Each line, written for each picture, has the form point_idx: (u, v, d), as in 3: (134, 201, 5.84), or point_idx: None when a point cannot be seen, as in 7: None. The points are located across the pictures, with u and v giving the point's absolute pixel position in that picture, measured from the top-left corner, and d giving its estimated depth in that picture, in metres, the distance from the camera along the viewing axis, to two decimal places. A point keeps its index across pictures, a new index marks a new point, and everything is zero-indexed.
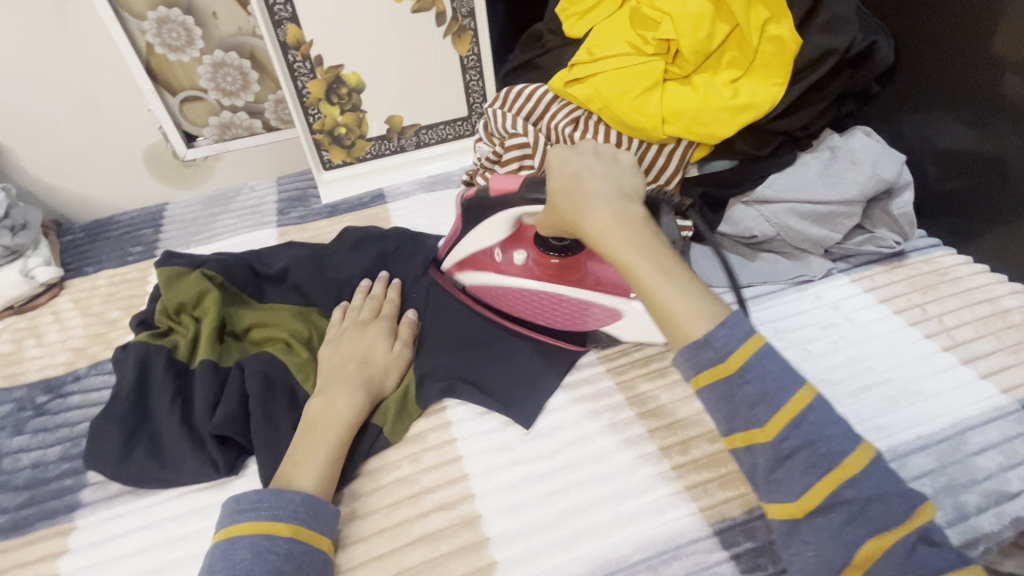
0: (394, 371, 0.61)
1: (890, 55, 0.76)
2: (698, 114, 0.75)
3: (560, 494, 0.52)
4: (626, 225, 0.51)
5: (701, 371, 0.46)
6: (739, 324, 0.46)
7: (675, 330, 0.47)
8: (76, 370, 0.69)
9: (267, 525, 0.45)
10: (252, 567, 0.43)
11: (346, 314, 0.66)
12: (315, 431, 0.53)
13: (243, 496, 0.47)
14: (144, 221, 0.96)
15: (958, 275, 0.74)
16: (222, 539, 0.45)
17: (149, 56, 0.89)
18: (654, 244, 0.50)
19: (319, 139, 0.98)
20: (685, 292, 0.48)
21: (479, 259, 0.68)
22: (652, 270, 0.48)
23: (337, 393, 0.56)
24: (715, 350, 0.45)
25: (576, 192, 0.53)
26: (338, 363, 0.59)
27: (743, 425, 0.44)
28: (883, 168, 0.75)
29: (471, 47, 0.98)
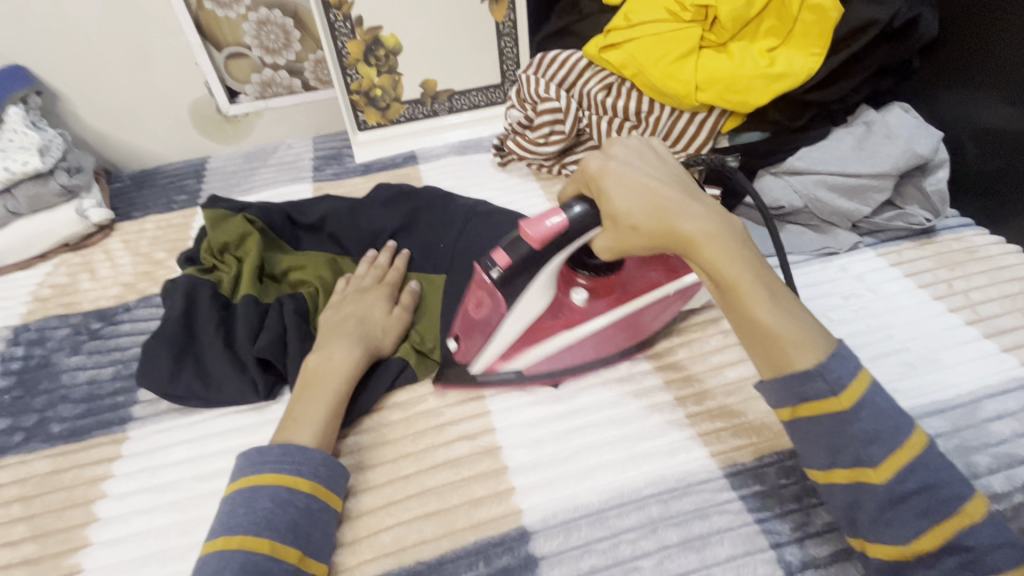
0: (393, 333, 0.61)
1: (934, 27, 0.75)
2: (732, 82, 0.75)
3: (577, 432, 0.54)
4: (723, 238, 0.46)
5: (807, 402, 0.43)
6: (849, 357, 0.43)
7: (789, 357, 0.44)
8: (127, 302, 0.73)
9: (289, 478, 0.47)
10: (273, 516, 0.45)
11: (349, 282, 0.66)
12: (312, 387, 0.54)
13: (266, 448, 0.48)
14: (188, 172, 1.00)
15: (989, 253, 0.73)
16: (244, 486, 0.47)
17: (198, 11, 0.92)
18: (754, 257, 0.46)
19: (355, 99, 1.01)
20: (793, 313, 0.45)
21: (540, 329, 0.55)
22: (763, 289, 0.45)
23: (335, 349, 0.56)
24: (827, 382, 0.42)
25: (660, 200, 0.47)
26: (337, 322, 0.60)
27: (851, 463, 0.42)
28: (918, 144, 0.74)
29: (507, 13, 0.99)
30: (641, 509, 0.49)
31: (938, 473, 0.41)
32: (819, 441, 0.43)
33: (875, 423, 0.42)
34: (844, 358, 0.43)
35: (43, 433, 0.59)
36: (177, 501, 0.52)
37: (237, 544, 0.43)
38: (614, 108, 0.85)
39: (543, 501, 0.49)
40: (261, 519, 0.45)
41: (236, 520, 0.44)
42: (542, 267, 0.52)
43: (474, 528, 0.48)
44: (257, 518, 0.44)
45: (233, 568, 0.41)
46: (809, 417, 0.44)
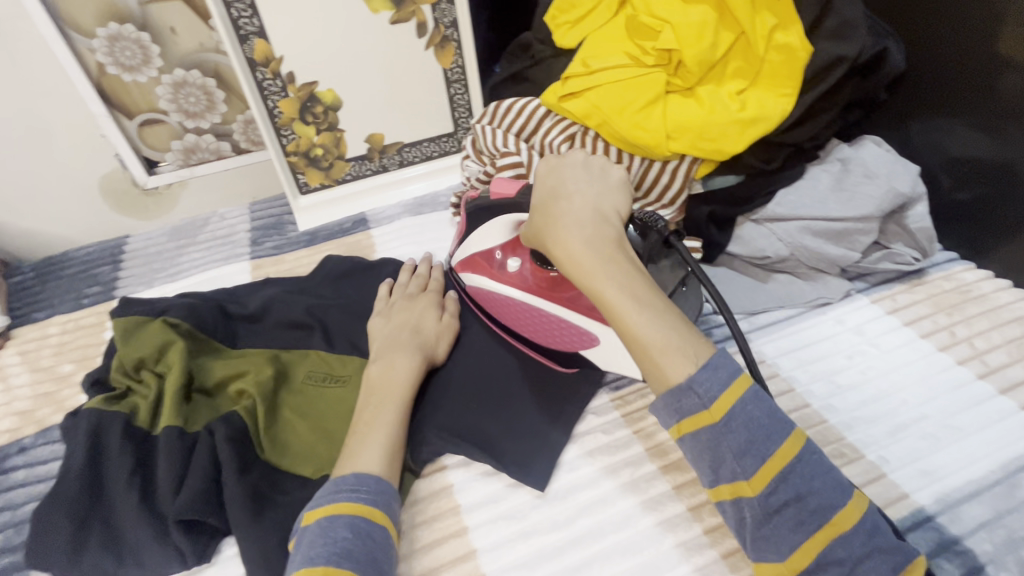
0: (445, 343, 0.60)
1: (902, 60, 0.71)
2: (705, 129, 0.69)
3: (582, 572, 0.46)
4: (597, 253, 0.49)
5: (685, 417, 0.44)
6: (722, 366, 0.45)
7: (655, 368, 0.46)
8: (21, 440, 0.60)
9: (367, 509, 0.44)
10: (353, 546, 0.42)
11: (393, 289, 0.65)
12: (376, 398, 0.53)
13: (342, 478, 0.46)
14: (103, 257, 0.87)
15: (982, 292, 0.70)
16: (322, 515, 0.44)
17: (101, 77, 0.80)
18: (623, 272, 0.49)
19: (293, 161, 0.91)
20: (659, 323, 0.47)
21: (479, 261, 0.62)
22: (623, 299, 0.47)
23: (396, 358, 0.55)
24: (698, 396, 0.44)
25: (554, 214, 0.53)
26: (391, 332, 0.59)
27: (730, 477, 0.43)
28: (898, 181, 0.71)
29: (455, 59, 0.92)
30: None
31: (811, 478, 0.42)
32: (702, 457, 0.44)
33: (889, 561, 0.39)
34: (714, 370, 0.44)
35: None
36: None
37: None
38: None
39: None
40: (341, 549, 0.42)
41: (318, 549, 0.41)
42: (503, 223, 0.58)
43: None
44: (339, 548, 0.41)
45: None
46: (690, 435, 0.44)
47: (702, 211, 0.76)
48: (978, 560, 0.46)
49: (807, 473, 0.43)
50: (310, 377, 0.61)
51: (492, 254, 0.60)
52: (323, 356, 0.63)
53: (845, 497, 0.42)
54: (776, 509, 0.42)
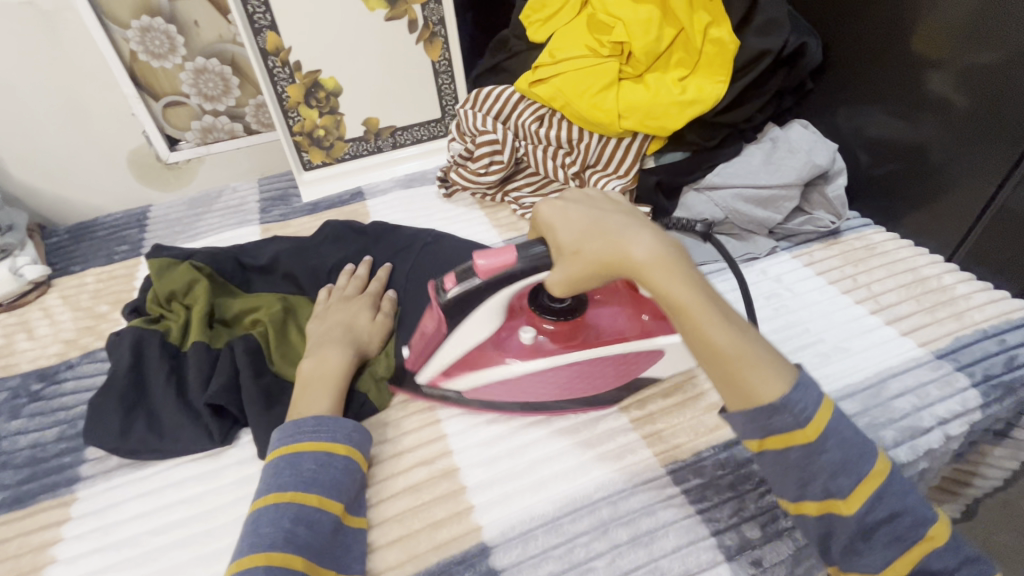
0: (377, 335, 0.67)
1: (819, 54, 0.84)
2: (650, 109, 0.82)
3: (530, 447, 0.57)
4: (670, 256, 0.47)
5: (771, 435, 0.45)
6: (809, 386, 0.45)
7: (748, 383, 0.44)
8: (69, 360, 0.72)
9: (328, 443, 0.53)
10: (317, 473, 0.50)
11: (332, 292, 0.72)
12: (310, 386, 0.59)
13: (302, 421, 0.54)
14: (129, 222, 0.99)
15: (886, 249, 0.82)
16: (287, 451, 0.52)
17: (133, 63, 0.92)
18: (699, 280, 0.47)
19: (299, 140, 1.03)
20: (743, 331, 0.46)
21: (473, 357, 0.58)
22: (709, 310, 0.45)
23: (328, 353, 0.62)
24: (794, 414, 0.44)
25: (606, 225, 0.49)
26: (325, 330, 0.65)
27: (823, 495, 0.44)
28: (817, 156, 0.83)
29: (442, 53, 1.04)
30: (593, 513, 0.52)
31: (904, 495, 0.45)
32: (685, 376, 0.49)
33: (843, 451, 0.45)
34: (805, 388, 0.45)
35: None
36: (133, 557, 0.52)
37: (289, 498, 0.48)
38: (548, 138, 0.90)
39: (500, 516, 0.52)
40: (308, 477, 0.50)
41: (286, 478, 0.50)
42: (497, 302, 0.54)
43: (436, 549, 0.50)
44: (305, 476, 0.50)
45: (289, 518, 0.47)
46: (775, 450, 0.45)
47: (650, 180, 0.88)
48: None
49: (896, 494, 0.45)
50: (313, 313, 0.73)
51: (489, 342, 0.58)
52: None
53: (928, 511, 0.45)
54: (872, 528, 0.44)
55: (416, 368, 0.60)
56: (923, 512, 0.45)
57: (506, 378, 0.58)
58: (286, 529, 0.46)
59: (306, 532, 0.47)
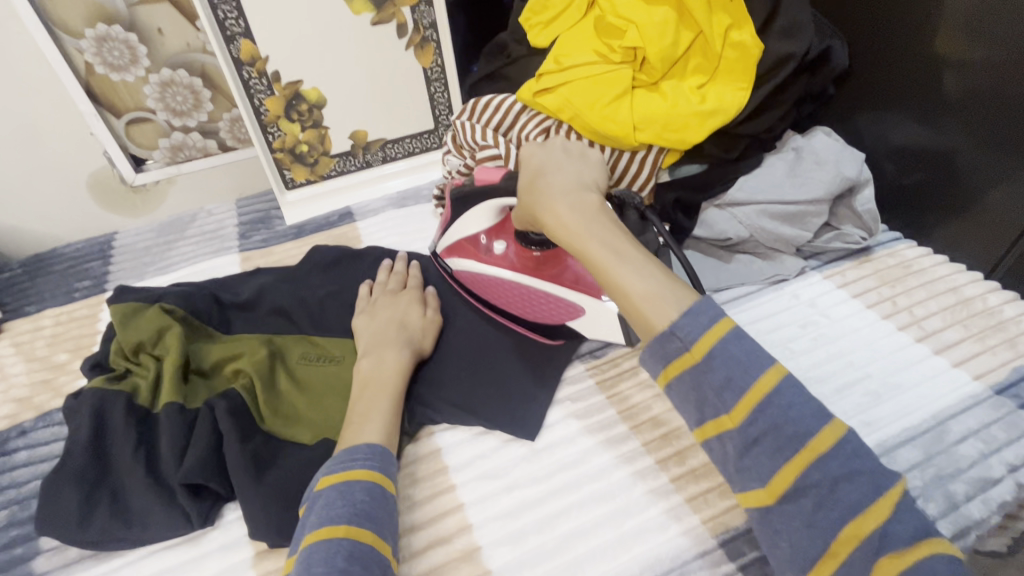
0: (429, 335, 0.64)
1: (844, 58, 0.79)
2: (669, 121, 0.75)
3: (560, 518, 0.50)
4: (580, 214, 0.53)
5: (671, 361, 0.44)
6: (702, 310, 0.43)
7: (638, 316, 0.47)
8: (21, 424, 0.63)
9: (380, 476, 0.48)
10: (371, 508, 0.45)
11: (373, 288, 0.68)
12: (368, 389, 0.56)
13: (356, 447, 0.50)
14: (92, 253, 0.89)
15: (922, 266, 0.76)
16: (338, 480, 0.47)
17: (89, 76, 0.83)
18: (605, 230, 0.52)
19: (279, 157, 0.94)
20: (643, 274, 0.48)
21: (465, 246, 0.67)
22: (605, 256, 0.50)
23: (385, 353, 0.59)
24: (681, 340, 0.43)
25: (538, 185, 0.56)
26: (378, 328, 0.62)
27: (714, 414, 0.42)
28: (845, 167, 0.77)
29: (434, 58, 0.96)
30: None
31: (790, 407, 0.40)
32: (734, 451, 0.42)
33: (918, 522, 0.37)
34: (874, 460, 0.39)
35: None
36: None
37: (343, 533, 0.43)
38: None
39: None
40: (361, 512, 0.45)
41: (339, 511, 0.44)
42: (490, 207, 0.63)
43: None
44: (359, 509, 0.45)
45: (344, 555, 0.41)
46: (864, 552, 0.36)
47: (668, 197, 0.81)
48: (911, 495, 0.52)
49: (787, 404, 0.40)
50: (304, 357, 0.64)
51: (477, 238, 0.66)
52: (315, 339, 0.67)
53: (820, 422, 0.40)
54: (756, 440, 0.40)
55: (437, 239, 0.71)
56: (812, 423, 0.39)
57: (473, 272, 0.67)
58: (342, 568, 0.40)
59: (361, 572, 0.41)
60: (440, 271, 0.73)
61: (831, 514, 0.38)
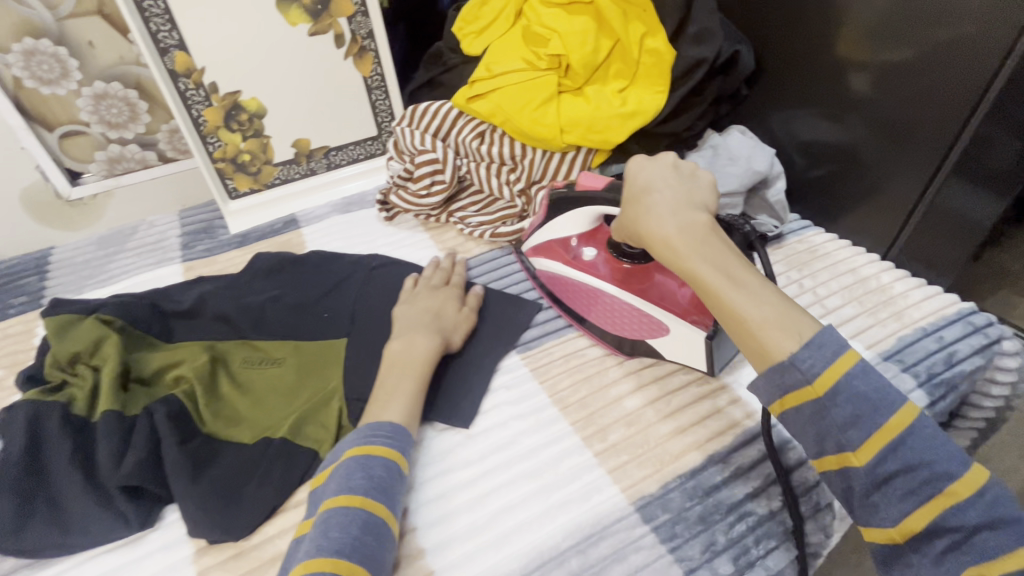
0: (462, 331, 0.67)
1: (752, 62, 0.85)
2: (593, 123, 0.80)
3: (491, 496, 0.54)
4: (691, 234, 0.51)
5: (788, 393, 0.45)
6: (827, 342, 0.44)
7: (757, 343, 0.46)
8: None
9: (396, 454, 0.52)
10: (387, 484, 0.50)
11: (417, 281, 0.71)
12: (401, 369, 0.59)
13: (378, 425, 0.54)
14: (27, 269, 0.88)
15: (827, 251, 0.83)
16: (358, 454, 0.51)
17: (18, 91, 0.83)
18: (719, 252, 0.50)
19: (221, 167, 0.95)
20: (759, 300, 0.47)
21: (555, 248, 0.71)
22: (719, 280, 0.49)
23: (416, 336, 0.62)
24: (801, 371, 0.44)
25: (644, 201, 0.55)
26: (416, 313, 0.65)
27: (835, 448, 0.43)
28: (756, 162, 0.83)
29: (373, 67, 0.99)
30: (562, 565, 0.49)
31: (924, 449, 0.41)
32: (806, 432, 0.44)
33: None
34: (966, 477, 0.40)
35: None
36: None
37: (360, 504, 0.47)
38: (489, 155, 0.88)
39: None
40: (376, 485, 0.49)
41: (356, 482, 0.49)
42: (584, 213, 0.66)
43: None
44: (376, 483, 0.49)
45: (359, 524, 0.46)
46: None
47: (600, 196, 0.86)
48: None
49: (920, 445, 0.41)
50: (246, 360, 0.66)
51: (568, 241, 0.70)
52: (256, 342, 0.68)
53: (957, 466, 0.40)
54: (887, 479, 0.41)
55: (529, 239, 0.76)
56: (949, 466, 0.40)
57: (562, 275, 0.70)
58: (355, 536, 0.45)
59: (373, 542, 0.45)
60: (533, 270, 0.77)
61: (961, 556, 0.38)
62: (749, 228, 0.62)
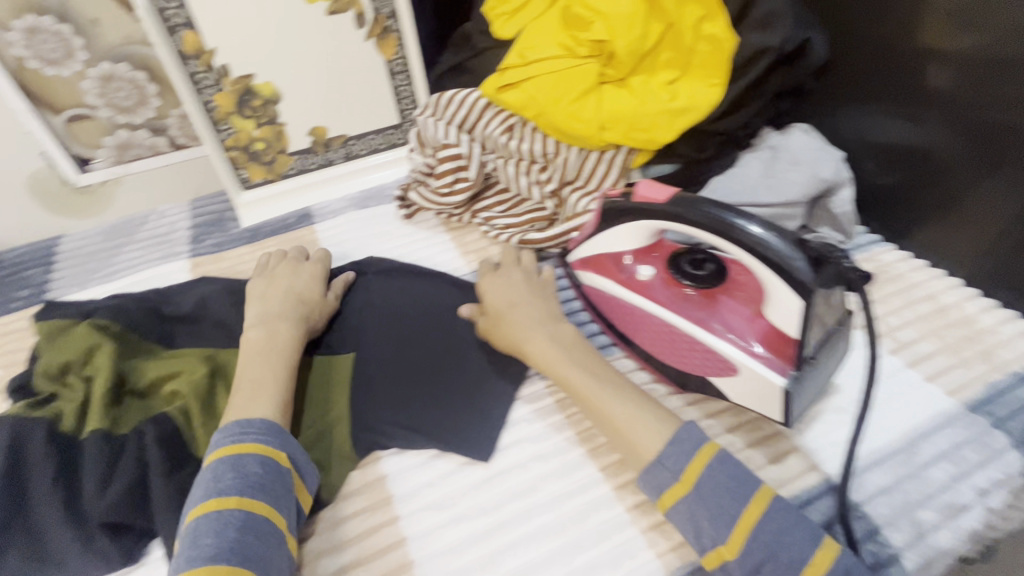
0: (325, 315, 0.63)
1: (823, 52, 0.73)
2: (637, 119, 0.71)
3: (507, 553, 0.48)
4: (560, 346, 0.55)
5: (664, 491, 0.46)
6: (687, 438, 0.47)
7: (633, 448, 0.49)
8: None
9: (273, 449, 0.47)
10: (265, 481, 0.44)
11: (272, 262, 0.68)
12: (266, 356, 0.54)
13: (246, 420, 0.48)
14: (34, 259, 0.85)
15: (899, 272, 0.73)
16: (227, 453, 0.45)
17: (21, 72, 0.78)
18: (585, 358, 0.55)
19: (233, 156, 0.89)
20: (627, 402, 0.51)
21: (605, 263, 0.65)
22: (592, 386, 0.52)
23: (280, 324, 0.57)
24: (671, 469, 0.46)
25: (510, 317, 0.58)
26: (278, 296, 0.61)
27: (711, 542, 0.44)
28: (822, 168, 0.73)
29: (397, 50, 0.91)
30: None
31: (779, 539, 0.42)
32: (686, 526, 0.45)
33: None
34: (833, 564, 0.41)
35: None
36: None
37: (235, 505, 0.42)
38: (519, 151, 0.80)
39: None
40: (253, 483, 0.44)
41: (228, 484, 0.43)
42: (645, 226, 0.59)
43: None
44: (251, 483, 0.44)
45: (235, 527, 0.41)
46: None
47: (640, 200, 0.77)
48: (876, 524, 0.49)
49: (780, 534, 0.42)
50: None
51: (621, 257, 0.63)
52: None
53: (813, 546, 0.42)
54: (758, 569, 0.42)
55: (572, 250, 0.69)
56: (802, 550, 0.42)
57: (611, 293, 0.64)
58: (233, 539, 0.40)
59: (258, 545, 0.41)
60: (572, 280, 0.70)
61: None
62: (850, 264, 0.49)
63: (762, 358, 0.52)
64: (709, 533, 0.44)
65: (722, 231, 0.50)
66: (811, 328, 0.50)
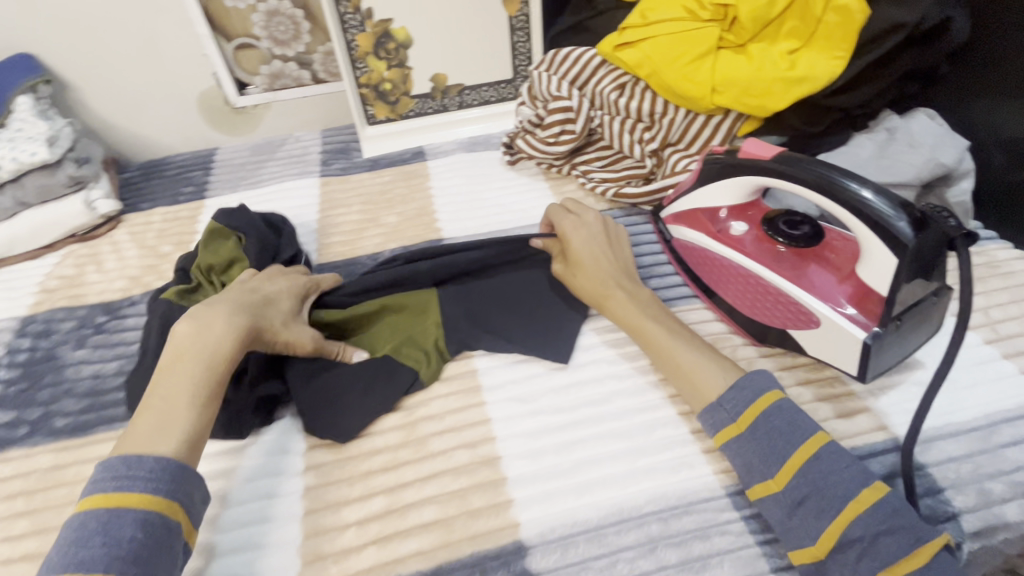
0: (280, 331, 0.57)
1: (966, 29, 0.70)
2: (751, 85, 0.72)
3: (578, 445, 0.54)
4: (638, 299, 0.60)
5: (719, 430, 0.50)
6: (748, 386, 0.50)
7: (698, 390, 0.53)
8: (132, 296, 0.74)
9: (158, 503, 0.42)
10: (140, 547, 0.39)
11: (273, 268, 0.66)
12: (180, 361, 0.49)
13: (136, 462, 0.43)
14: (196, 163, 1.01)
15: (1012, 269, 0.70)
16: (101, 509, 0.40)
17: (207, 2, 0.91)
18: (660, 312, 0.59)
19: (364, 93, 0.99)
20: (697, 352, 0.55)
21: (698, 217, 0.68)
22: (666, 335, 0.57)
23: (211, 321, 0.52)
24: (727, 412, 0.50)
25: (595, 267, 0.62)
26: (240, 294, 0.57)
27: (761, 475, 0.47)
28: (942, 153, 0.71)
29: (521, 6, 0.97)
30: (640, 527, 0.48)
31: (829, 471, 0.44)
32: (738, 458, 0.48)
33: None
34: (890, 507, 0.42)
35: (47, 427, 0.60)
36: None
37: None
38: (627, 109, 0.83)
39: (541, 516, 0.49)
40: (125, 553, 0.39)
41: (90, 554, 0.38)
42: (742, 183, 0.61)
43: (471, 539, 0.48)
44: (119, 550, 0.39)
45: None
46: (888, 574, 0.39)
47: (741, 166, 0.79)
48: (939, 485, 0.50)
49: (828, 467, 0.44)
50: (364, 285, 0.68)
51: (716, 211, 0.66)
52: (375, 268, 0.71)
53: (858, 485, 0.43)
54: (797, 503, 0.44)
55: (666, 205, 0.73)
56: (848, 486, 0.43)
57: (700, 245, 0.67)
58: None
59: None
60: (663, 234, 0.74)
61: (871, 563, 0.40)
62: (955, 223, 0.50)
63: (848, 317, 0.54)
64: (758, 468, 0.47)
65: (825, 189, 0.52)
66: (905, 290, 0.51)
